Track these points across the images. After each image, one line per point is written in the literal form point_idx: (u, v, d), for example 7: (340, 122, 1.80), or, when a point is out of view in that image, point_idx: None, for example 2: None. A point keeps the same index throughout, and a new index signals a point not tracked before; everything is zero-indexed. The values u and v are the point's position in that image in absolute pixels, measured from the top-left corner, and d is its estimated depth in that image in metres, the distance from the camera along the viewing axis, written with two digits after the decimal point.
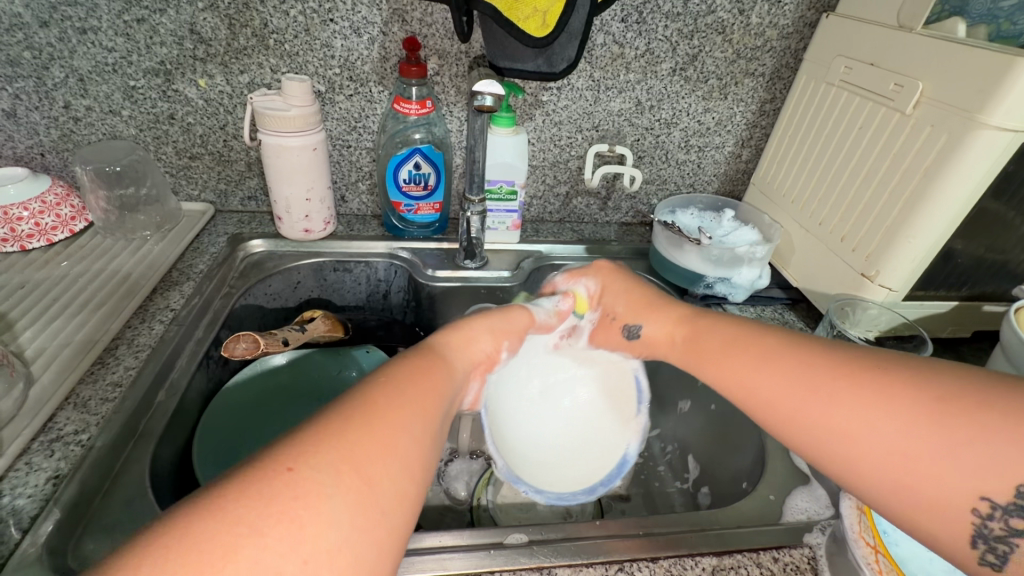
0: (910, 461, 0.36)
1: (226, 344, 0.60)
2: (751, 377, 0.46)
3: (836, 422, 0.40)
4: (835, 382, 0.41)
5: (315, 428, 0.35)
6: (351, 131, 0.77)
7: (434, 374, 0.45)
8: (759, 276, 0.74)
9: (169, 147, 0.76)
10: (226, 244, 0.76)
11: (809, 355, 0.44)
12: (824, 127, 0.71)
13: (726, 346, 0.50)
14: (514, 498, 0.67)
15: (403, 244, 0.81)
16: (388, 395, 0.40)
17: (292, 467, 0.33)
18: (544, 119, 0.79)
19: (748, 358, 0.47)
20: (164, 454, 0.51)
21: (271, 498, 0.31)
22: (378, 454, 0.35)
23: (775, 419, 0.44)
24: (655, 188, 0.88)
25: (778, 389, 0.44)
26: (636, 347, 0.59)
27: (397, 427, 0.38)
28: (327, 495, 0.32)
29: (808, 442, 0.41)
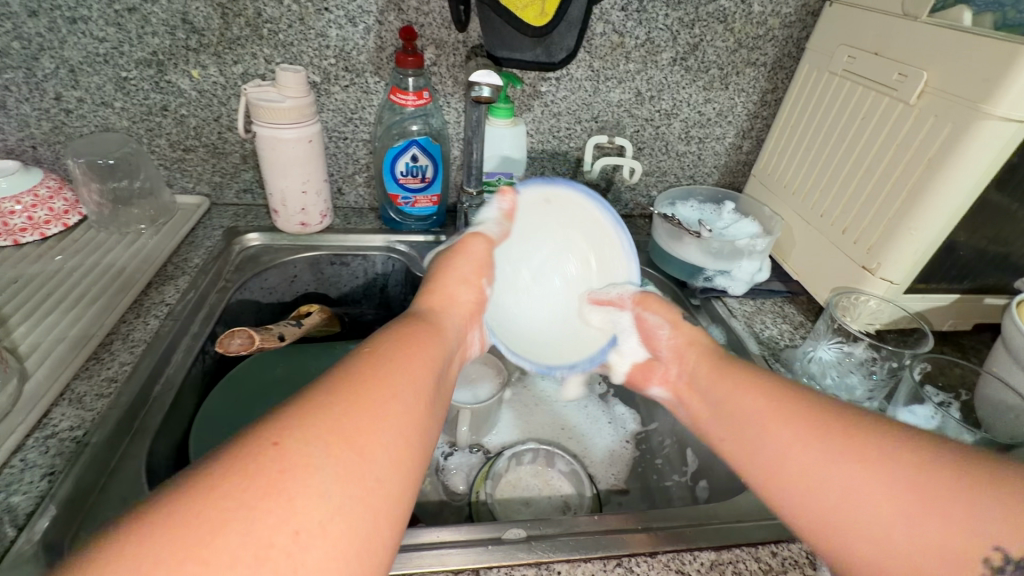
0: (891, 523, 0.34)
1: (219, 340, 0.62)
2: (745, 415, 0.45)
3: (819, 471, 0.38)
4: (827, 431, 0.40)
5: (305, 401, 0.35)
6: (347, 122, 0.76)
7: (423, 340, 0.45)
8: (758, 269, 0.73)
9: (163, 139, 0.75)
10: (222, 237, 0.75)
11: (804, 401, 0.43)
12: (826, 120, 0.70)
13: (728, 378, 0.49)
14: (513, 492, 0.68)
15: (401, 237, 0.80)
16: (382, 366, 0.39)
17: (277, 442, 0.31)
18: (542, 110, 0.78)
19: (744, 394, 0.47)
20: (160, 450, 0.51)
21: (258, 471, 0.30)
22: (368, 429, 0.34)
23: (760, 462, 0.43)
24: (655, 180, 0.87)
25: (770, 428, 0.43)
26: (680, 326, 0.58)
27: (389, 397, 0.37)
28: (316, 468, 0.31)
29: (788, 492, 0.40)
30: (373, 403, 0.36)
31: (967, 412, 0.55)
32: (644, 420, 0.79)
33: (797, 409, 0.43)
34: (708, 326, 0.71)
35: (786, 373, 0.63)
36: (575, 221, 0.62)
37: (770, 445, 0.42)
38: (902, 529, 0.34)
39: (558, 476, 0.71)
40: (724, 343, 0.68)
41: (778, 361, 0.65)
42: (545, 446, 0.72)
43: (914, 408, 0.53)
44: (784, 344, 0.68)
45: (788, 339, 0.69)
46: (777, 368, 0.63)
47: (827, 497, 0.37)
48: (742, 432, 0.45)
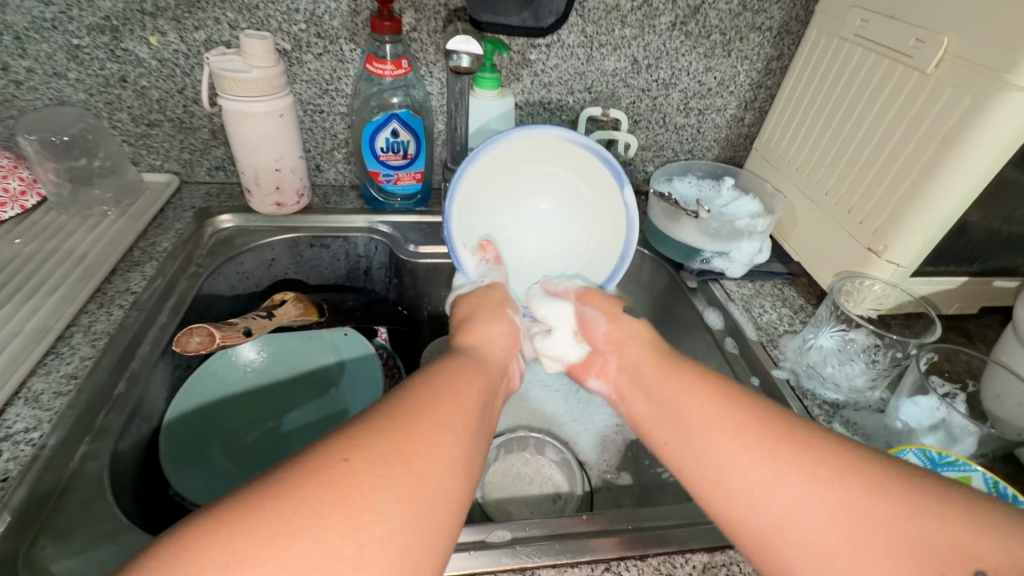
0: (834, 546, 0.33)
1: (178, 338, 0.52)
2: (688, 418, 0.43)
3: (764, 485, 0.37)
4: (781, 438, 0.38)
5: (367, 419, 0.34)
6: (322, 94, 0.71)
7: (470, 370, 0.44)
8: (758, 250, 0.70)
9: (124, 113, 0.70)
10: (192, 220, 0.71)
11: (749, 408, 0.42)
12: (834, 93, 0.66)
13: (676, 378, 0.47)
14: (503, 481, 0.68)
15: (383, 218, 0.76)
16: (432, 393, 0.38)
17: (348, 456, 0.31)
18: (532, 80, 0.73)
19: (687, 398, 0.45)
20: (125, 450, 0.48)
21: (331, 481, 0.30)
22: (427, 450, 0.34)
23: (699, 475, 0.41)
24: (651, 155, 0.83)
25: (712, 435, 0.41)
26: (615, 326, 0.56)
27: (443, 423, 0.36)
28: (379, 485, 0.30)
29: (727, 506, 0.38)
30: (430, 426, 0.35)
31: (973, 404, 0.53)
32: None
33: (742, 419, 0.41)
34: (705, 310, 0.68)
35: (783, 361, 0.60)
36: (512, 164, 0.62)
37: (708, 458, 0.40)
38: (845, 554, 0.33)
39: (550, 464, 0.70)
40: (721, 328, 0.66)
41: (776, 348, 0.62)
42: (536, 434, 0.71)
43: (919, 399, 0.50)
44: (783, 330, 0.65)
45: (787, 324, 0.66)
46: (775, 355, 0.61)
47: (769, 514, 0.36)
48: (683, 438, 0.43)
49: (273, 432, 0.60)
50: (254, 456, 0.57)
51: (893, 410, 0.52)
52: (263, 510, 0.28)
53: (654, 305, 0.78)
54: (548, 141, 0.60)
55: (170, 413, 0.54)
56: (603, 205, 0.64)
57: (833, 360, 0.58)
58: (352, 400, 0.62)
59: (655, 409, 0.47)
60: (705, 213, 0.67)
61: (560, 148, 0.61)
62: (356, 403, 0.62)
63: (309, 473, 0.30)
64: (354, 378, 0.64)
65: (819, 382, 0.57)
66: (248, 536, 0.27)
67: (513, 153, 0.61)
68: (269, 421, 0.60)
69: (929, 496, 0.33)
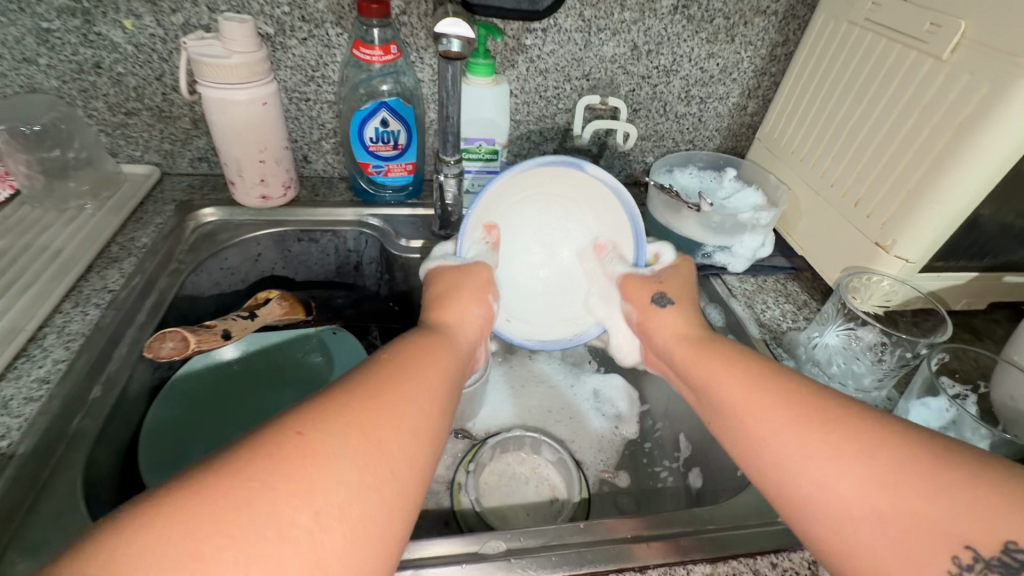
0: (863, 521, 0.33)
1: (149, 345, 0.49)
2: (723, 396, 0.43)
3: (788, 459, 0.37)
4: (815, 413, 0.38)
5: (319, 398, 0.33)
6: (308, 81, 0.68)
7: (435, 348, 0.42)
8: (761, 244, 0.68)
9: (100, 101, 0.66)
10: (173, 213, 0.68)
11: (786, 386, 0.40)
12: (843, 78, 0.63)
13: (711, 358, 0.46)
14: (499, 481, 0.67)
15: (374, 211, 0.73)
16: (397, 370, 0.37)
17: (303, 431, 0.30)
18: (527, 67, 0.70)
19: (722, 376, 0.44)
20: (101, 457, 0.46)
21: (284, 457, 0.29)
22: (387, 423, 0.33)
23: (738, 449, 0.41)
24: (651, 145, 0.80)
25: (746, 412, 0.41)
26: (648, 312, 0.55)
27: (405, 395, 0.35)
28: (335, 459, 0.30)
29: (764, 478, 0.38)
30: (391, 395, 0.34)
31: (983, 405, 0.51)
32: (636, 403, 0.75)
33: (774, 397, 0.40)
34: (706, 307, 0.66)
35: (787, 360, 0.58)
36: (502, 201, 0.59)
37: (743, 432, 0.40)
38: (874, 528, 0.32)
39: (546, 463, 0.69)
40: (723, 325, 0.64)
41: (779, 345, 0.60)
42: (532, 433, 0.70)
43: (929, 400, 0.48)
44: (787, 326, 0.63)
45: (790, 320, 0.64)
46: (778, 353, 0.59)
47: (801, 489, 0.36)
48: (720, 417, 0.43)
49: None
50: None
51: (901, 412, 0.50)
52: (216, 487, 0.27)
53: None
54: (523, 167, 0.56)
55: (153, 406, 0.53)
56: (597, 196, 0.60)
57: (839, 359, 0.56)
58: None
59: (694, 386, 0.47)
60: (707, 206, 0.65)
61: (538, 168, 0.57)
62: None
63: (260, 448, 0.29)
64: (345, 372, 0.60)
65: (823, 381, 0.56)
66: (194, 513, 0.26)
67: (499, 191, 0.58)
68: (259, 420, 0.58)
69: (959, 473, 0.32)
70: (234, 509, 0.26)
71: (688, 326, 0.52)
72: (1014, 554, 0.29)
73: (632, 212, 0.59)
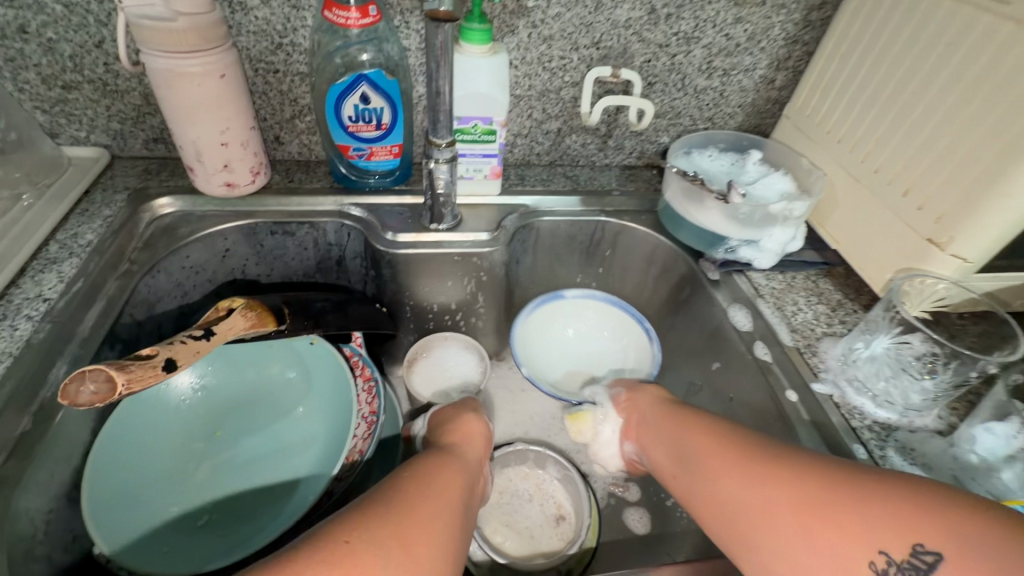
0: (807, 553, 0.36)
1: (63, 389, 0.36)
2: (685, 454, 0.48)
3: (764, 525, 0.39)
4: (769, 473, 0.41)
5: (356, 512, 0.37)
6: (275, 50, 0.59)
7: (451, 460, 0.47)
8: (791, 238, 0.60)
9: (31, 72, 0.57)
10: (125, 204, 0.59)
11: (740, 438, 0.45)
12: (892, 49, 0.54)
13: (674, 424, 0.51)
14: (499, 499, 0.61)
15: (356, 200, 0.65)
16: (418, 483, 0.42)
17: (348, 539, 0.34)
18: (529, 33, 0.61)
19: (684, 434, 0.50)
20: (29, 505, 0.39)
21: (337, 562, 0.33)
22: (421, 531, 0.37)
23: (701, 500, 0.45)
24: (666, 123, 0.72)
25: (705, 463, 0.45)
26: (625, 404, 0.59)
27: (428, 507, 0.39)
28: (376, 560, 0.34)
29: (721, 522, 0.42)
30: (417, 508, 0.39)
31: None
32: None
33: (727, 449, 0.45)
34: (730, 309, 0.59)
35: (824, 373, 0.52)
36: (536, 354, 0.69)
37: (705, 484, 0.44)
38: (802, 549, 0.36)
39: (552, 480, 0.63)
40: (751, 331, 0.57)
41: (815, 355, 0.54)
42: (536, 447, 0.64)
43: (995, 426, 0.43)
44: (821, 331, 0.56)
45: (824, 324, 0.57)
46: (813, 364, 0.53)
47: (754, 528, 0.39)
48: (687, 470, 0.47)
49: (229, 462, 0.52)
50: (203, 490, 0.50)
51: (964, 439, 0.44)
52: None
53: (668, 297, 0.69)
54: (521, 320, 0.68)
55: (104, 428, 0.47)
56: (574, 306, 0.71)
57: (885, 373, 0.49)
58: (320, 424, 0.55)
59: (661, 438, 0.52)
60: (737, 197, 0.57)
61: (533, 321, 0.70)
62: (327, 430, 0.54)
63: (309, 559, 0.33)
64: (316, 414, 0.55)
65: (867, 398, 0.50)
66: None
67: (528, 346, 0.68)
68: (223, 449, 0.52)
69: (887, 494, 0.35)
70: None
71: (665, 398, 0.56)
72: (921, 557, 0.32)
73: (617, 301, 0.70)
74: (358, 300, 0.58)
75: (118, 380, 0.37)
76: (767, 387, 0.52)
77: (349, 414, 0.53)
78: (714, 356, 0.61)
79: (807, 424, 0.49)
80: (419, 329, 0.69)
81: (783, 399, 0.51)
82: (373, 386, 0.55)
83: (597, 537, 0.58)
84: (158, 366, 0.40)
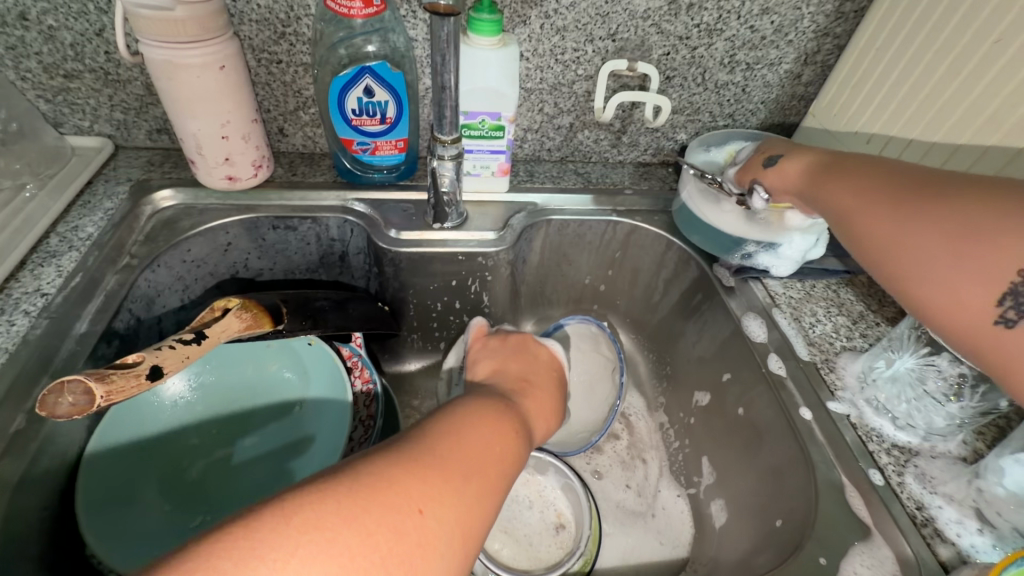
0: (943, 261, 0.35)
1: (45, 396, 0.36)
2: (845, 199, 0.42)
3: (905, 240, 0.37)
4: (918, 200, 0.38)
5: (430, 474, 0.32)
6: (278, 39, 0.57)
7: (514, 423, 0.41)
8: (814, 245, 0.56)
9: (32, 61, 0.56)
10: (127, 196, 0.59)
11: (934, 188, 0.37)
12: (934, 44, 0.50)
13: (846, 178, 0.43)
14: (499, 505, 0.60)
15: (359, 194, 0.63)
16: (484, 451, 0.36)
17: (421, 510, 0.30)
18: (541, 24, 0.58)
19: (854, 190, 0.42)
20: (23, 504, 0.40)
21: (403, 532, 0.29)
22: (483, 509, 0.33)
23: (842, 228, 0.43)
24: (684, 119, 0.68)
25: (874, 217, 0.40)
26: (769, 176, 0.51)
27: (494, 487, 0.34)
28: (440, 543, 0.30)
29: (862, 241, 0.41)
30: (483, 483, 0.34)
31: None
32: (652, 415, 0.67)
33: (876, 178, 0.41)
34: (744, 318, 0.56)
35: (842, 391, 0.50)
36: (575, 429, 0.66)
37: (881, 232, 0.39)
38: (935, 253, 0.35)
39: (553, 488, 0.61)
40: (766, 343, 0.54)
41: (833, 371, 0.51)
42: (537, 453, 0.62)
43: None
44: (840, 345, 0.54)
45: (844, 336, 0.55)
46: (831, 381, 0.50)
47: (918, 282, 0.36)
48: (826, 198, 0.44)
49: (224, 463, 0.52)
50: (197, 492, 0.50)
51: (991, 470, 0.41)
52: (340, 544, 0.27)
53: (678, 302, 0.66)
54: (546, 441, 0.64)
55: (110, 412, 0.48)
56: None
57: (908, 395, 0.47)
58: (314, 424, 0.54)
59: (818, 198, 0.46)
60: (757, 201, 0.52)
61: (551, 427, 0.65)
62: (322, 431, 0.53)
63: (382, 510, 0.29)
64: (318, 408, 0.54)
65: (888, 420, 0.47)
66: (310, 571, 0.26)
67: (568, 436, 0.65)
68: (218, 449, 0.52)
69: None
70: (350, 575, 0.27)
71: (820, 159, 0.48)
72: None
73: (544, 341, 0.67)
74: (360, 298, 0.57)
75: (97, 392, 0.36)
76: (780, 403, 0.49)
77: (347, 414, 0.53)
78: (724, 366, 0.58)
79: (821, 445, 0.46)
80: (421, 328, 0.67)
81: (796, 416, 0.48)
82: (371, 388, 0.55)
83: (593, 555, 0.55)
84: (142, 374, 0.39)
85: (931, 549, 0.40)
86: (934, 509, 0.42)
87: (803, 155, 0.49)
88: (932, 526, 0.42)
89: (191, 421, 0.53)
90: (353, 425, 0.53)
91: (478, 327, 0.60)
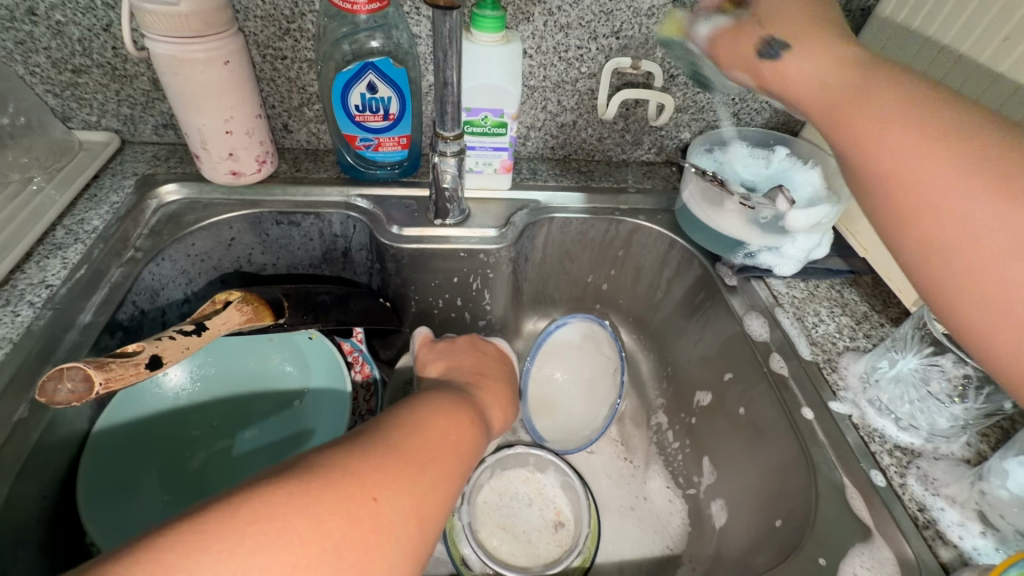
0: (996, 248, 0.27)
1: (43, 382, 0.36)
2: (883, 138, 0.31)
3: (952, 210, 0.29)
4: (973, 158, 0.28)
5: (384, 465, 0.33)
6: (282, 35, 0.57)
7: (468, 414, 0.44)
8: (817, 245, 0.57)
9: (41, 56, 0.56)
10: (133, 190, 0.59)
11: (993, 143, 0.29)
12: (941, 43, 0.50)
13: (899, 105, 0.31)
14: (499, 503, 0.60)
15: (362, 190, 0.63)
16: (439, 444, 0.37)
17: (376, 498, 0.31)
18: (544, 21, 0.58)
19: (901, 134, 0.31)
20: (24, 492, 0.40)
21: (356, 521, 0.29)
22: (435, 497, 0.34)
23: (874, 175, 0.32)
24: (688, 118, 0.68)
25: (921, 161, 0.30)
26: (763, 76, 0.39)
27: (447, 477, 0.36)
28: (393, 530, 0.31)
29: (892, 198, 0.31)
30: (437, 474, 0.35)
31: None
32: (654, 414, 0.67)
33: (920, 112, 0.31)
34: (746, 317, 0.56)
35: (844, 391, 0.49)
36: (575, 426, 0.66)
37: (922, 193, 0.30)
38: (985, 235, 0.28)
39: (553, 485, 0.61)
40: (767, 342, 0.53)
41: (835, 371, 0.51)
42: (537, 451, 0.62)
43: None
44: (843, 346, 0.53)
45: (847, 337, 0.54)
46: (833, 381, 0.50)
47: (953, 270, 0.29)
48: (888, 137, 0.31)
49: (223, 455, 0.52)
50: (197, 482, 0.50)
51: (994, 473, 0.41)
52: (293, 533, 0.27)
53: (680, 302, 0.66)
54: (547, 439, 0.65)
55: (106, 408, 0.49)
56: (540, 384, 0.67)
57: (911, 396, 0.46)
58: (313, 417, 0.54)
59: (853, 134, 0.33)
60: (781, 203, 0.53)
61: (552, 425, 0.66)
62: (321, 422, 0.53)
63: (336, 499, 0.30)
64: (316, 400, 0.55)
65: (890, 421, 0.47)
66: (263, 560, 0.26)
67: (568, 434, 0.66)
68: (219, 441, 0.52)
69: None
70: (301, 563, 0.27)
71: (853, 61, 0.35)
72: None
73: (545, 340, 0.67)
74: (362, 292, 0.57)
75: (96, 379, 0.37)
76: (781, 403, 0.49)
77: (346, 408, 0.54)
78: (726, 365, 0.57)
79: (822, 445, 0.46)
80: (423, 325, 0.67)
81: (797, 416, 0.48)
82: (371, 384, 0.57)
83: (592, 552, 0.56)
84: (141, 363, 0.40)
85: (932, 552, 0.40)
86: (935, 511, 0.42)
87: (817, 55, 0.36)
88: (933, 528, 0.41)
89: (190, 414, 0.53)
90: (353, 419, 0.53)
91: (422, 336, 0.62)
